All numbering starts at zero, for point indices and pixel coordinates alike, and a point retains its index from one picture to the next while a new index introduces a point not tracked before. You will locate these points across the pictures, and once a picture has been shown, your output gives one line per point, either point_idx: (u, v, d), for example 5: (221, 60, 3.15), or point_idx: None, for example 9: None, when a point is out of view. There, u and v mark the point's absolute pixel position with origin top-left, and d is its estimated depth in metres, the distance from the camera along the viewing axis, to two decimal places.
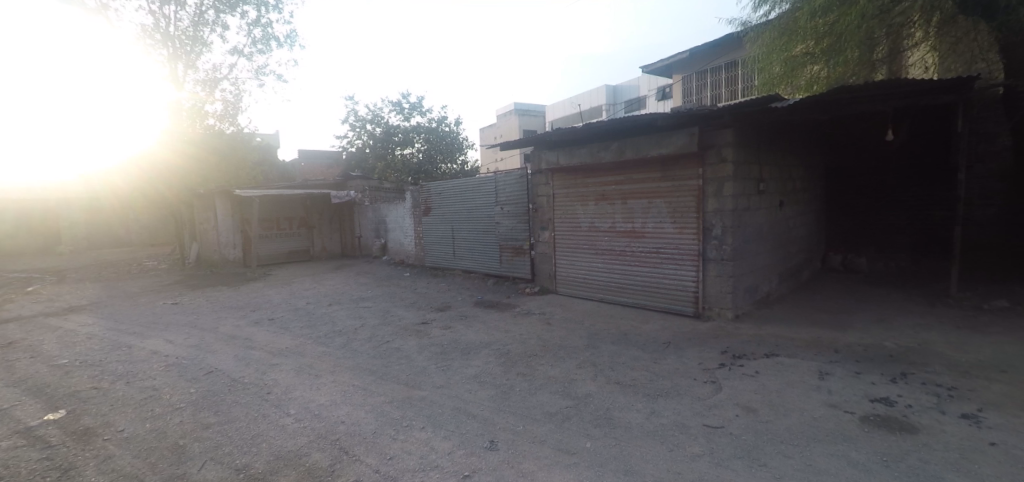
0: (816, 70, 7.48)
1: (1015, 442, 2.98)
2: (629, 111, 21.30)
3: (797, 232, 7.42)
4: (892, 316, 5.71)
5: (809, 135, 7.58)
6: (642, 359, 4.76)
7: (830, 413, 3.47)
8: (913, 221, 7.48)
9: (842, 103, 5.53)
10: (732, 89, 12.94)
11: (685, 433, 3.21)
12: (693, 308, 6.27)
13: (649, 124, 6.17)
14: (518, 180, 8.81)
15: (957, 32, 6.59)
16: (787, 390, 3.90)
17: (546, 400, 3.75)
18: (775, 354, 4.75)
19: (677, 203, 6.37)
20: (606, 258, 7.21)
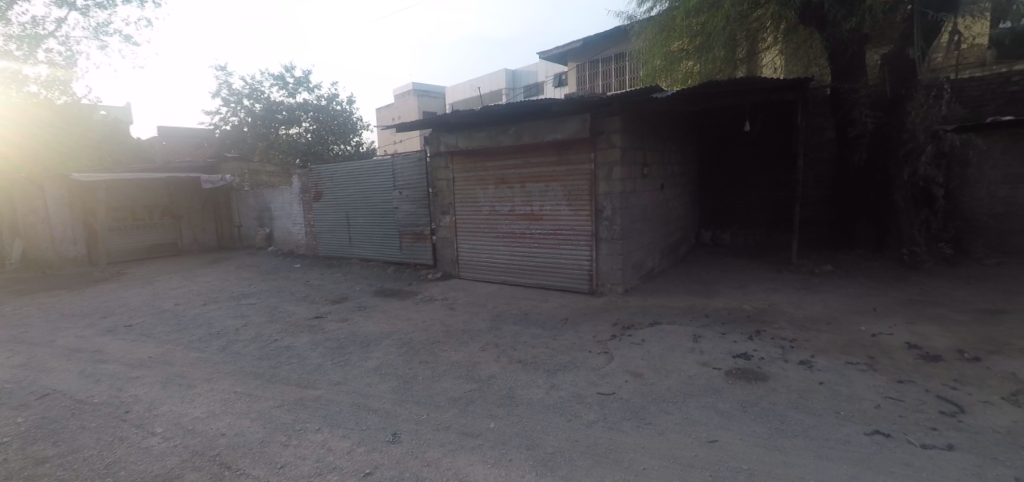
0: (689, 64, 8.35)
1: (837, 379, 3.64)
2: (527, 96, 21.77)
3: (675, 211, 8.19)
4: (750, 283, 6.59)
5: (685, 123, 8.35)
6: (542, 336, 4.97)
7: (702, 370, 3.93)
8: (766, 201, 8.66)
9: (711, 96, 6.15)
10: (620, 79, 13.78)
11: (582, 403, 3.43)
12: (588, 285, 6.66)
13: (544, 110, 6.34)
14: (417, 164, 8.59)
15: (798, 39, 7.65)
16: (668, 353, 4.34)
17: (450, 386, 3.76)
18: (658, 322, 5.25)
19: (572, 186, 6.67)
20: (506, 241, 7.35)
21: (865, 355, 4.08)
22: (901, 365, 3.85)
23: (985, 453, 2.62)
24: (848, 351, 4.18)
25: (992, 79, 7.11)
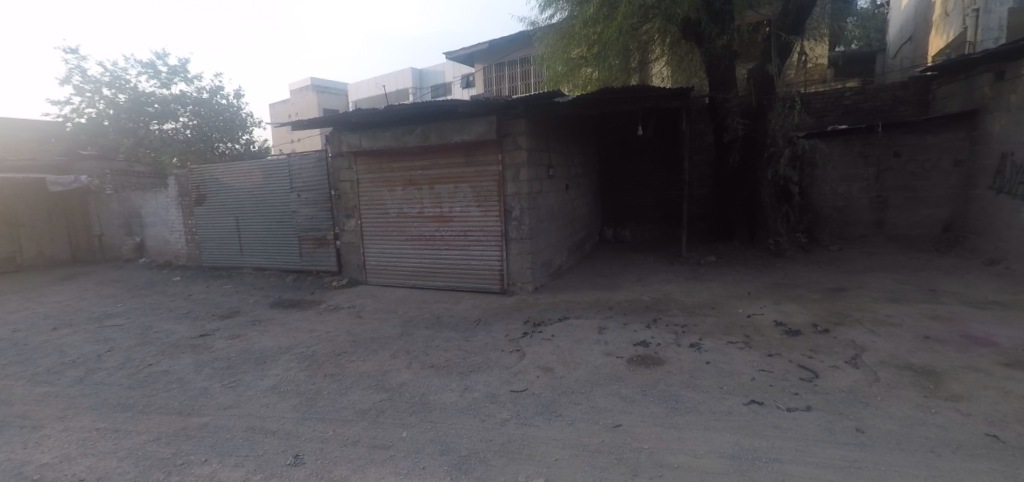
0: (588, 71, 8.85)
1: (721, 358, 4.06)
2: (434, 96, 21.50)
3: (580, 210, 8.59)
4: (648, 275, 7.12)
5: (586, 126, 8.79)
6: (455, 339, 4.94)
7: (606, 360, 4.16)
8: (659, 199, 9.44)
9: (608, 101, 6.54)
10: (527, 82, 14.15)
11: (495, 402, 3.46)
12: (498, 285, 6.74)
13: (450, 111, 6.31)
14: (317, 164, 8.08)
15: (681, 52, 8.37)
16: (576, 346, 4.54)
17: (358, 398, 3.60)
18: (566, 317, 5.47)
19: (481, 187, 6.70)
20: (416, 244, 7.20)
21: (742, 335, 4.59)
22: (771, 341, 4.40)
23: (834, 410, 3.09)
24: (729, 332, 4.68)
25: (832, 94, 8.41)
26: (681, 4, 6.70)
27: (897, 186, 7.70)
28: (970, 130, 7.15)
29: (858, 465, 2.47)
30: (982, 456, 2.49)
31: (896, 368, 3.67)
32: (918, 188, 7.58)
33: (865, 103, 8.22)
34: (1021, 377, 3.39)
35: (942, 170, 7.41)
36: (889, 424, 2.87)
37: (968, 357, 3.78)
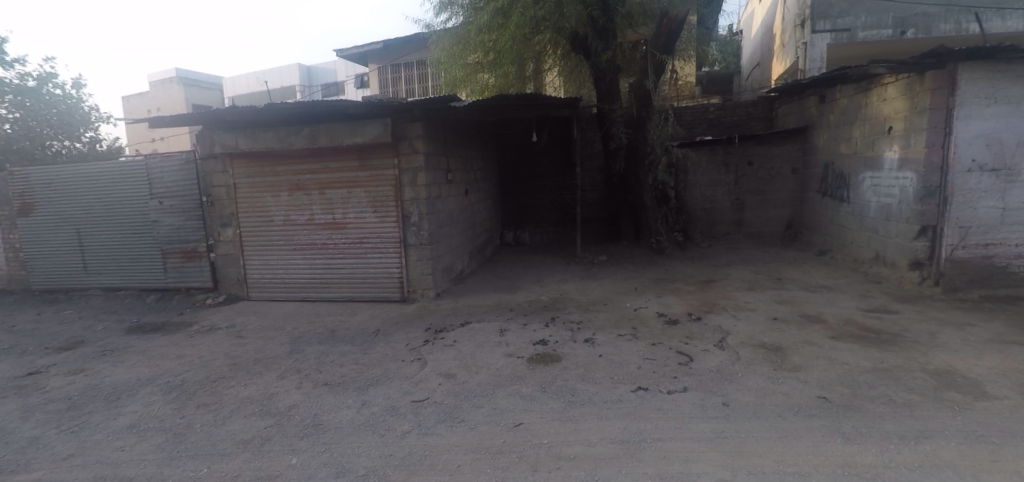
0: (485, 77, 8.97)
1: (612, 350, 4.36)
2: (325, 95, 20.25)
3: (480, 214, 8.65)
4: (546, 276, 7.39)
5: (484, 131, 8.88)
6: (351, 353, 4.69)
7: (507, 361, 4.24)
8: (555, 202, 9.88)
9: (505, 107, 6.68)
10: (424, 85, 13.93)
11: (395, 415, 3.34)
12: (398, 293, 6.53)
13: (341, 112, 5.98)
14: (183, 167, 7.19)
15: (570, 63, 8.80)
16: (478, 350, 4.55)
17: (239, 427, 3.26)
18: (468, 322, 5.46)
19: (376, 192, 6.45)
20: (306, 253, 6.72)
21: (630, 327, 4.96)
22: (655, 331, 4.81)
23: (705, 389, 3.46)
24: (619, 326, 5.04)
25: (699, 108, 9.47)
26: (569, 17, 7.19)
27: (752, 190, 8.86)
28: (803, 143, 8.54)
29: (724, 435, 2.80)
30: (817, 415, 2.96)
31: (753, 347, 4.22)
32: (767, 191, 8.80)
33: (725, 117, 9.40)
34: (843, 346, 4.09)
35: (784, 176, 8.72)
36: (748, 396, 3.29)
37: (805, 332, 4.48)
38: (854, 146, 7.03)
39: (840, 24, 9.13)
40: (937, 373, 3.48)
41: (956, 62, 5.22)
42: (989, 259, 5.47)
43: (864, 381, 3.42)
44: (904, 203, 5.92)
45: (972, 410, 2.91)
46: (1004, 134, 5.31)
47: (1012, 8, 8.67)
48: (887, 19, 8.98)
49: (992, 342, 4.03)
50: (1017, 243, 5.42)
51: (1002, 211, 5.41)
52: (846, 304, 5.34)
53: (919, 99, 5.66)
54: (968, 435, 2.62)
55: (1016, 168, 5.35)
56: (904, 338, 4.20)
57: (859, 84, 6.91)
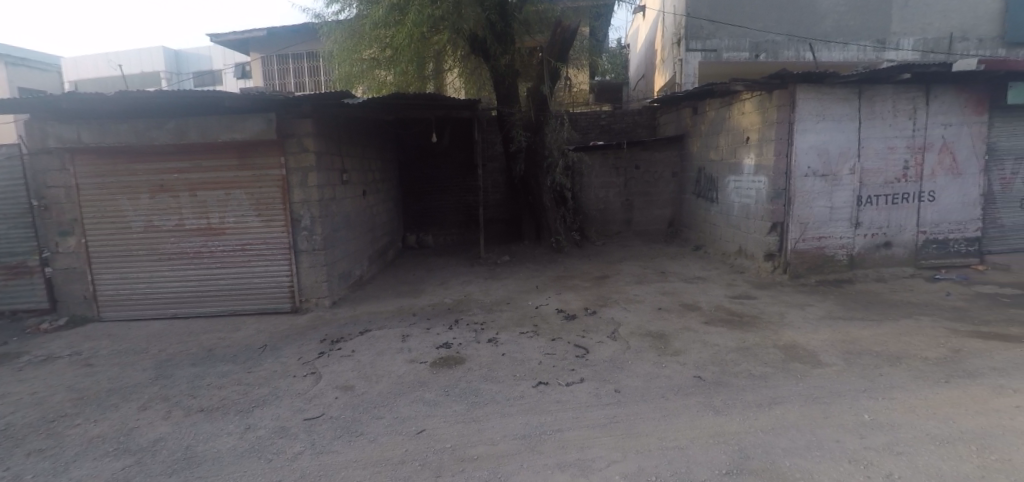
0: (382, 74, 8.70)
1: (515, 348, 4.45)
2: (197, 84, 18.11)
3: (379, 217, 8.34)
4: (449, 279, 7.34)
5: (381, 131, 8.57)
6: (233, 372, 4.26)
7: (409, 367, 4.14)
8: (457, 204, 9.86)
9: (403, 106, 6.52)
10: (316, 79, 13.05)
11: (285, 436, 3.10)
12: (289, 303, 6.05)
13: (216, 105, 5.41)
14: (4, 164, 5.98)
15: (471, 65, 8.80)
16: (378, 358, 4.38)
17: (88, 472, 2.79)
18: (368, 329, 5.24)
19: (259, 194, 5.92)
20: (176, 264, 5.95)
21: (531, 325, 5.11)
22: (555, 327, 5.02)
23: (600, 378, 3.68)
24: (521, 324, 5.17)
25: (592, 115, 10.06)
26: (467, 19, 7.19)
27: (639, 192, 9.61)
28: (680, 149, 9.46)
29: (616, 419, 3.00)
30: (693, 393, 3.31)
31: (641, 336, 4.59)
32: (651, 193, 9.61)
33: (615, 124, 10.10)
34: (715, 330, 4.62)
35: (666, 179, 9.60)
36: (636, 382, 3.56)
37: (685, 320, 4.98)
38: (721, 153, 7.96)
39: (709, 45, 10.24)
40: (786, 347, 4.07)
41: (794, 83, 6.14)
42: (822, 249, 6.53)
43: (730, 359, 3.88)
44: (759, 204, 6.83)
45: (810, 376, 3.45)
46: (830, 145, 6.37)
47: (835, 41, 10.43)
48: (745, 43, 10.30)
49: (825, 318, 4.81)
50: (840, 236, 6.54)
51: (830, 209, 6.48)
52: (717, 292, 6.02)
53: (768, 114, 6.56)
54: (808, 398, 3.10)
55: (839, 173, 6.44)
56: (762, 319, 4.86)
57: (723, 99, 7.83)
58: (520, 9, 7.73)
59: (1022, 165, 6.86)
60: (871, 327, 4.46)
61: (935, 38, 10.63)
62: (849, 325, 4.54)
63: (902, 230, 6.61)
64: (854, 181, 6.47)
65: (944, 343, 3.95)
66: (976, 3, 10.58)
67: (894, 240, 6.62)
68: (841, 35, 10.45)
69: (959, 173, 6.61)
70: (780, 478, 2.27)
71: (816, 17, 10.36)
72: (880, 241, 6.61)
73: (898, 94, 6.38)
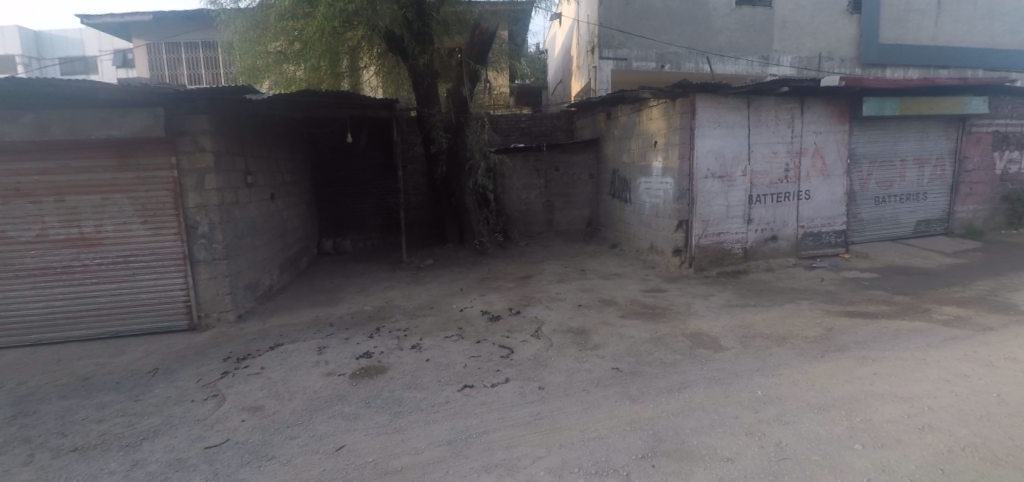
0: (291, 69, 8.23)
1: (439, 353, 4.39)
2: (66, 72, 15.86)
3: (290, 222, 7.83)
4: (369, 285, 7.07)
5: (291, 131, 8.06)
6: (116, 402, 3.77)
7: (326, 381, 3.93)
8: (377, 208, 9.54)
9: (314, 104, 6.17)
10: (214, 72, 11.95)
11: (182, 469, 2.79)
12: (186, 320, 5.48)
13: (90, 97, 4.76)
14: None
15: (388, 63, 8.55)
16: (291, 374, 4.11)
17: None
18: (280, 344, 4.89)
19: (146, 199, 5.29)
20: (40, 281, 5.16)
21: (456, 328, 5.07)
22: (479, 329, 5.02)
23: (524, 377, 3.74)
24: (445, 328, 5.12)
25: (512, 117, 10.21)
26: (382, 16, 6.95)
27: (559, 193, 9.90)
28: (596, 152, 9.90)
29: (539, 416, 3.06)
30: (611, 384, 3.47)
31: (563, 332, 4.73)
32: (570, 194, 9.95)
33: (534, 127, 10.34)
34: (631, 323, 4.88)
35: (583, 180, 9.98)
36: (559, 377, 3.66)
37: (603, 315, 5.21)
38: (632, 156, 8.43)
39: (620, 54, 10.81)
40: (693, 335, 4.40)
41: (694, 91, 6.67)
42: (721, 244, 7.15)
43: (644, 349, 4.12)
44: (666, 203, 7.32)
45: (714, 360, 3.77)
46: (725, 150, 7.00)
47: (728, 55, 11.49)
48: (652, 54, 11.01)
49: (725, 306, 5.28)
50: (736, 232, 7.20)
51: (727, 207, 7.12)
52: (632, 287, 6.37)
53: (672, 120, 7.07)
54: (711, 381, 3.37)
55: (733, 175, 7.09)
56: (672, 311, 5.22)
57: (633, 106, 8.31)
58: (438, 9, 7.61)
59: (875, 168, 8.00)
60: (763, 312, 4.97)
61: (808, 56, 12.09)
62: (744, 311, 5.02)
63: (786, 225, 7.43)
64: (746, 182, 7.16)
65: (820, 322, 4.51)
66: (839, 27, 12.18)
67: (779, 234, 7.42)
68: (733, 50, 11.53)
69: (828, 175, 7.57)
70: (689, 457, 2.45)
71: (711, 33, 11.34)
72: (769, 235, 7.37)
73: (779, 105, 7.16)
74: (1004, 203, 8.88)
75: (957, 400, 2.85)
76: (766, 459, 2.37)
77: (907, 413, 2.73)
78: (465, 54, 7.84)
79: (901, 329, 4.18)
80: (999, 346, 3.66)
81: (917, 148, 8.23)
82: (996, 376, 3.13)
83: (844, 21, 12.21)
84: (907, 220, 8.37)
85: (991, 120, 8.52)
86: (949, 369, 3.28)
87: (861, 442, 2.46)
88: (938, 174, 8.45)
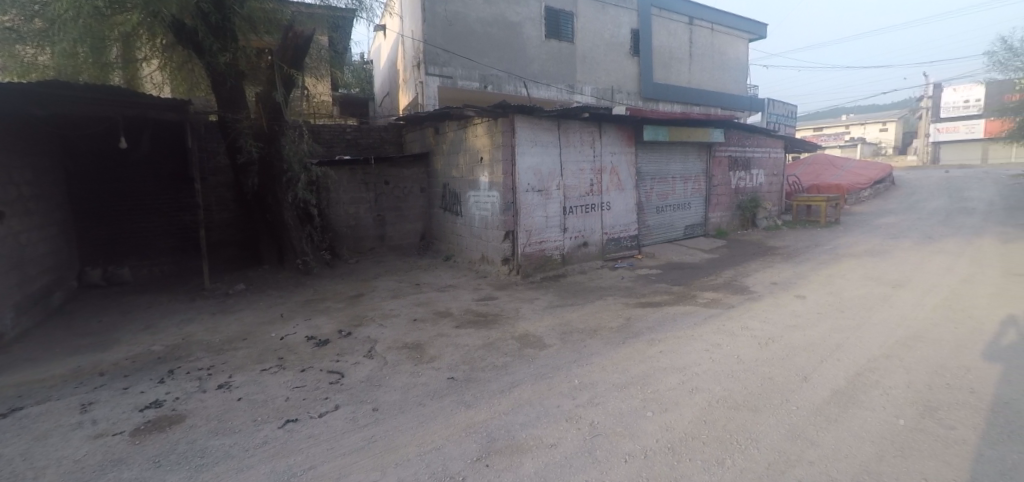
0: (29, 52, 6.51)
1: (253, 389, 3.86)
2: None
3: (34, 248, 6.07)
4: (158, 320, 5.86)
5: (33, 131, 6.30)
6: None
7: (94, 446, 3.11)
8: (168, 227, 8.04)
9: (68, 97, 4.94)
10: None
11: None
12: None
13: None
14: None
15: (177, 58, 7.29)
16: (37, 445, 3.15)
17: None
18: (17, 408, 3.71)
19: None
20: None
21: (276, 359, 4.54)
22: (303, 356, 4.58)
23: (356, 400, 3.53)
24: (261, 360, 4.53)
25: (335, 128, 9.62)
26: (168, 3, 5.94)
27: (390, 207, 9.66)
28: (426, 166, 9.94)
29: (373, 439, 2.93)
30: (447, 394, 3.50)
31: (397, 349, 4.62)
32: (402, 208, 9.79)
33: (361, 139, 9.91)
34: (465, 332, 5.01)
35: (414, 194, 9.92)
36: (394, 396, 3.55)
37: (438, 327, 5.24)
38: (460, 171, 8.70)
39: (445, 72, 11.10)
40: (521, 337, 4.73)
41: (513, 112, 7.24)
42: (543, 251, 7.85)
43: (478, 356, 4.28)
44: (494, 215, 7.73)
45: (539, 357, 4.10)
46: (542, 166, 7.73)
47: (541, 82, 12.77)
48: (475, 75, 11.60)
49: (548, 307, 5.81)
50: (555, 239, 7.99)
51: (546, 218, 7.85)
52: (465, 297, 6.55)
53: (495, 137, 7.53)
54: (537, 377, 3.66)
55: (550, 188, 7.87)
56: (501, 316, 5.53)
57: (459, 122, 8.60)
58: (242, 3, 6.74)
59: (656, 183, 9.74)
60: (579, 309, 5.60)
61: (603, 88, 14.16)
62: (564, 310, 5.61)
63: (593, 232, 8.52)
64: (560, 195, 8.01)
65: (622, 313, 5.28)
66: (625, 66, 14.56)
67: (589, 240, 8.47)
68: (545, 77, 12.85)
69: (623, 189, 8.94)
70: (519, 450, 2.62)
71: (526, 60, 12.45)
72: (581, 241, 8.36)
73: (582, 128, 8.21)
74: (738, 210, 11.66)
75: (714, 364, 3.62)
76: (583, 439, 2.67)
77: (682, 379, 3.37)
78: (278, 57, 7.09)
79: (677, 313, 5.17)
80: (737, 318, 4.80)
81: (682, 168, 10.29)
82: (735, 342, 4.09)
83: (628, 61, 14.63)
84: (679, 225, 10.36)
85: (726, 147, 11.13)
86: (708, 340, 4.16)
87: (652, 410, 2.95)
88: (697, 188, 10.67)
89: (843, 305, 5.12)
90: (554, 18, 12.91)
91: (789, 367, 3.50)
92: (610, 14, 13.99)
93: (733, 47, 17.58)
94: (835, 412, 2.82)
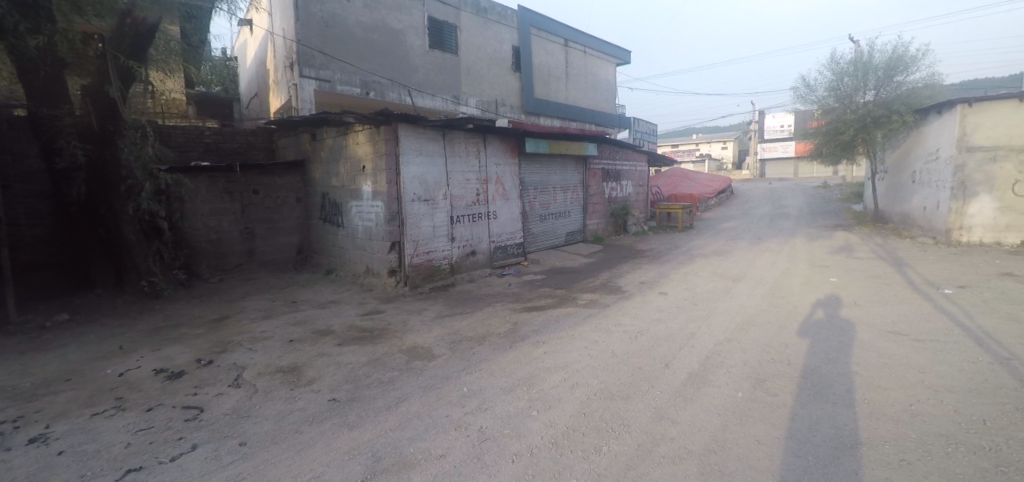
0: None
1: (80, 440, 3.22)
2: None
3: None
4: None
5: None
6: None
7: None
8: None
9: None
10: None
11: None
12: None
13: None
14: None
15: None
16: None
17: None
18: None
19: None
20: None
21: (112, 400, 3.84)
22: (150, 393, 3.94)
23: (219, 437, 3.14)
24: (92, 403, 3.80)
25: (191, 129, 8.50)
26: None
27: (259, 219, 8.76)
28: (301, 175, 9.24)
29: (240, 476, 2.62)
30: (328, 417, 3.28)
31: (269, 374, 4.21)
32: (274, 219, 8.95)
33: (223, 143, 8.86)
34: (348, 349, 4.74)
35: (289, 204, 9.14)
36: (265, 426, 3.22)
37: (317, 346, 4.88)
38: (341, 180, 8.25)
39: (322, 75, 10.45)
40: (408, 350, 4.60)
41: (396, 121, 7.09)
42: (430, 261, 7.74)
43: (362, 373, 4.07)
44: (378, 226, 7.44)
45: (428, 369, 4.03)
46: (427, 176, 7.66)
47: (426, 91, 12.70)
48: (356, 80, 11.12)
49: (436, 318, 5.74)
50: (442, 249, 7.93)
51: (433, 228, 7.77)
52: (348, 313, 6.20)
53: (377, 146, 7.28)
54: (426, 389, 3.60)
55: (436, 198, 7.82)
56: (388, 330, 5.34)
57: (338, 129, 8.16)
58: None
59: (538, 193, 10.21)
60: (467, 318, 5.62)
61: (487, 100, 14.53)
62: (452, 320, 5.58)
63: (481, 241, 8.64)
64: (447, 205, 7.99)
65: (509, 319, 5.42)
66: (507, 80, 15.10)
67: (476, 249, 8.56)
68: (429, 87, 12.79)
69: (508, 198, 9.22)
70: (406, 466, 2.54)
71: (410, 69, 12.29)
72: (469, 250, 8.42)
73: (467, 139, 8.32)
74: (611, 217, 12.70)
75: (592, 360, 3.89)
76: (471, 445, 2.69)
77: (564, 377, 3.56)
78: (111, 46, 6.02)
79: (559, 315, 5.45)
80: (612, 316, 5.21)
81: (562, 178, 10.94)
82: (610, 338, 4.44)
83: (510, 76, 15.20)
84: (560, 233, 10.96)
85: (600, 160, 12.11)
86: (587, 339, 4.46)
87: (536, 408, 3.07)
88: (575, 198, 11.40)
89: (697, 299, 5.84)
90: (437, 29, 12.93)
91: (655, 357, 3.89)
92: (492, 30, 14.44)
93: (603, 69, 19.22)
94: (691, 393, 3.19)
